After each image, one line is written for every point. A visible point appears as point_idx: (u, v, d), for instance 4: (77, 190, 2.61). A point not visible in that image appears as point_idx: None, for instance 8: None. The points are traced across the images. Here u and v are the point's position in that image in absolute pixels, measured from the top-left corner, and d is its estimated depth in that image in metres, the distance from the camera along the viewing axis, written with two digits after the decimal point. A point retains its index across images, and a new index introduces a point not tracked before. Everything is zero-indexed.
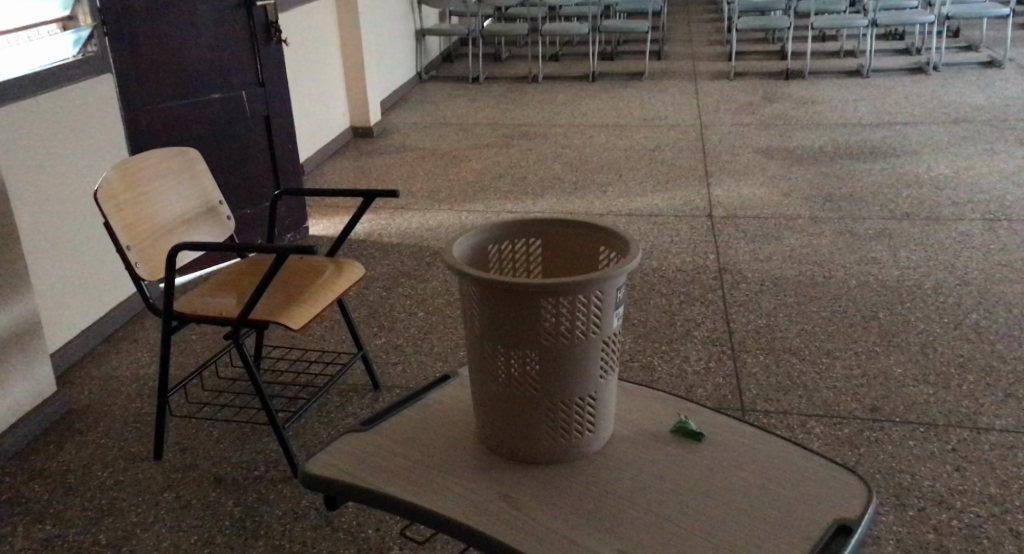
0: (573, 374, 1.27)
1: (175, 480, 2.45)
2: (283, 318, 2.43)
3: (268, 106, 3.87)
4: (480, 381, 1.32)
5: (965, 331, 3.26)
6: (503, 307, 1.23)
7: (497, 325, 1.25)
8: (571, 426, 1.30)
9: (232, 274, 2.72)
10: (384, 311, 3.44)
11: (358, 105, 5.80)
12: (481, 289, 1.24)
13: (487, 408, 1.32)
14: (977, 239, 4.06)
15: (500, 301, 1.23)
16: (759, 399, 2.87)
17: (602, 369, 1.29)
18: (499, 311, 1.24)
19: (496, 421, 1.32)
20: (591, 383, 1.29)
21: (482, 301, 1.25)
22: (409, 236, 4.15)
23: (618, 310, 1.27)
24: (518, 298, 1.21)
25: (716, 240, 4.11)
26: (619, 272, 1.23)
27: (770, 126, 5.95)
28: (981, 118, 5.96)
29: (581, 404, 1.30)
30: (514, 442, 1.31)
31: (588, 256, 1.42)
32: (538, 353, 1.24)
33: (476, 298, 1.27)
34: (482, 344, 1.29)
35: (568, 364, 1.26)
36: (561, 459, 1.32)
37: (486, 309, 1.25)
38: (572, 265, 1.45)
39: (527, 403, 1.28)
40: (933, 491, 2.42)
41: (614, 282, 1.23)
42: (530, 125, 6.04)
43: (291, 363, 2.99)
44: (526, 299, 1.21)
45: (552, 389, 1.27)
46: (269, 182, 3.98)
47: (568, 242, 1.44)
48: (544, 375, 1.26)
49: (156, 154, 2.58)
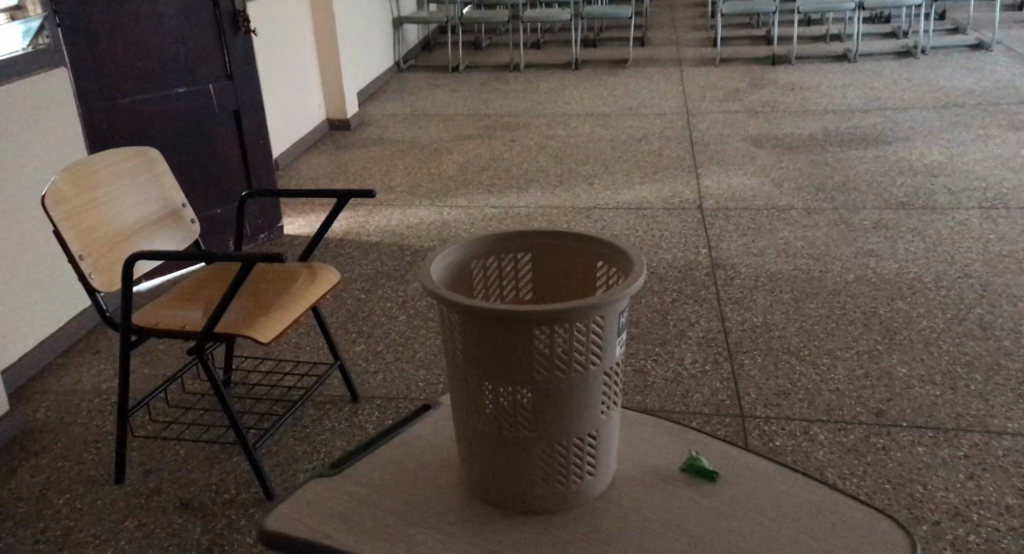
0: (571, 412, 1.13)
1: (137, 507, 2.29)
2: (254, 330, 2.26)
3: (238, 99, 3.67)
4: (460, 419, 1.19)
5: (969, 326, 3.14)
6: (485, 338, 1.08)
7: (480, 358, 1.10)
8: (567, 468, 1.17)
9: (195, 281, 2.55)
10: (364, 314, 3.27)
11: (334, 96, 5.60)
12: (463, 319, 1.09)
13: (473, 448, 1.19)
14: (977, 229, 3.92)
15: (482, 331, 1.08)
16: (758, 404, 2.73)
17: (606, 406, 1.16)
18: (484, 344, 1.09)
19: (481, 466, 1.19)
20: (594, 420, 1.15)
21: (462, 332, 1.10)
22: (389, 234, 3.97)
23: (621, 337, 1.13)
24: (503, 329, 1.06)
25: (708, 233, 3.96)
26: (622, 297, 1.07)
27: (759, 113, 5.80)
28: (972, 102, 5.84)
29: (578, 444, 1.16)
30: (504, 485, 1.18)
31: (586, 273, 1.29)
32: (529, 390, 1.10)
33: (457, 329, 1.11)
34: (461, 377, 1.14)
35: (563, 404, 1.11)
36: (557, 507, 1.20)
37: (464, 339, 1.10)
38: (566, 282, 1.31)
39: (515, 444, 1.15)
40: (948, 503, 2.28)
41: (618, 307, 1.08)
42: (513, 115, 5.86)
43: (263, 376, 2.81)
44: (512, 331, 1.06)
45: (546, 430, 1.13)
46: (241, 181, 3.79)
47: (563, 257, 1.30)
48: (537, 414, 1.12)
49: (110, 155, 2.40)
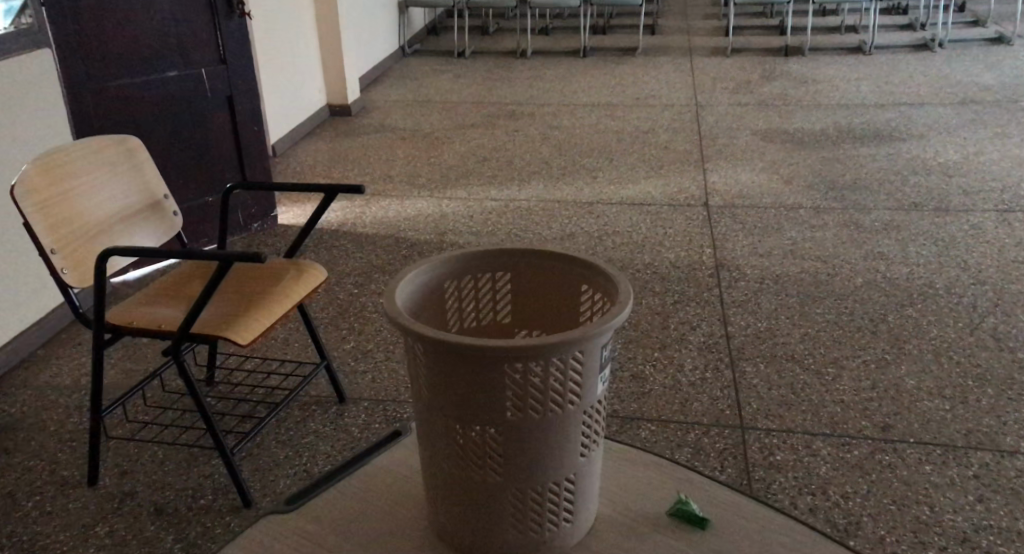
0: (544, 448, 1.16)
1: (109, 512, 2.21)
2: (233, 330, 2.15)
3: (231, 84, 3.56)
4: (430, 448, 1.22)
5: (982, 336, 3.03)
6: (458, 373, 1.11)
7: (453, 395, 1.12)
8: (539, 503, 1.22)
9: (176, 278, 2.45)
10: (356, 309, 3.17)
11: (335, 81, 5.48)
12: (434, 354, 1.11)
13: (444, 482, 1.22)
14: (992, 233, 3.81)
15: (456, 366, 1.10)
16: (760, 415, 2.63)
17: (582, 439, 1.20)
18: (455, 379, 1.11)
19: (452, 496, 1.23)
20: (570, 453, 1.19)
21: (433, 367, 1.12)
22: (385, 226, 3.87)
23: (600, 370, 1.16)
24: (477, 364, 1.09)
25: (713, 232, 3.84)
26: (599, 334, 1.10)
27: (769, 106, 5.67)
28: (990, 99, 5.70)
29: (551, 481, 1.20)
30: (476, 519, 1.23)
31: (565, 295, 1.34)
32: (504, 425, 1.13)
33: (427, 365, 1.13)
34: (432, 410, 1.17)
35: (538, 439, 1.15)
36: (530, 541, 1.24)
37: (434, 372, 1.13)
38: (543, 305, 1.37)
39: (488, 478, 1.18)
40: (956, 527, 2.18)
41: (597, 342, 1.11)
42: (518, 103, 5.74)
43: (247, 375, 2.71)
44: (487, 367, 1.09)
45: (518, 465, 1.17)
46: (234, 169, 3.68)
47: (541, 280, 1.36)
48: (509, 449, 1.15)
49: (87, 145, 2.30)
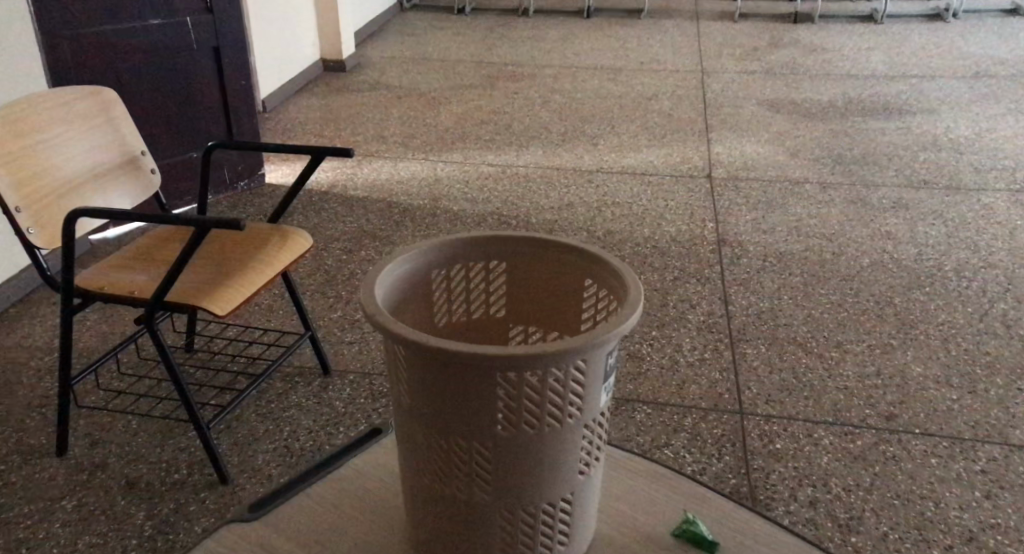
0: (537, 457, 1.21)
1: (77, 484, 2.10)
2: (210, 300, 2.03)
3: (218, 35, 3.40)
4: (415, 452, 1.27)
5: (991, 323, 2.93)
6: (450, 378, 1.15)
7: (446, 400, 1.17)
8: (531, 514, 1.27)
9: (153, 241, 2.32)
10: (343, 276, 3.05)
11: (331, 35, 5.32)
12: (425, 361, 1.15)
13: (432, 490, 1.28)
14: (1003, 214, 3.70)
15: (447, 370, 1.14)
16: (759, 400, 2.53)
17: (580, 447, 1.25)
18: (450, 387, 1.16)
19: (435, 502, 1.28)
20: (565, 462, 1.24)
21: (426, 376, 1.17)
22: (376, 189, 3.73)
23: (602, 382, 1.21)
24: (471, 370, 1.13)
25: (715, 205, 3.72)
26: (601, 346, 1.15)
27: (777, 75, 5.51)
28: (1003, 74, 5.55)
29: (544, 493, 1.25)
30: (463, 527, 1.28)
31: (564, 291, 1.39)
32: (495, 434, 1.18)
33: (418, 374, 1.18)
34: (418, 416, 1.21)
35: (532, 448, 1.20)
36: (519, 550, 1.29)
37: (427, 380, 1.17)
38: (537, 298, 1.41)
39: (478, 486, 1.23)
40: (962, 525, 2.09)
41: (599, 349, 1.15)
42: (518, 64, 5.57)
43: (227, 343, 2.59)
44: (480, 373, 1.13)
45: (509, 473, 1.22)
46: (220, 125, 3.53)
47: (536, 274, 1.40)
48: (500, 456, 1.20)
49: (54, 97, 2.15)
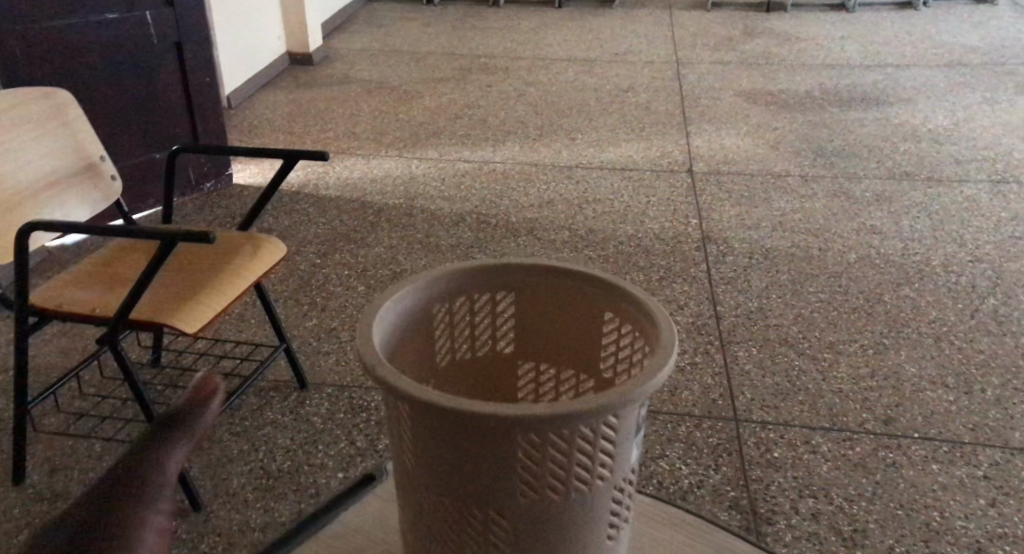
0: (561, 520, 1.12)
1: (36, 516, 1.96)
2: (178, 316, 1.89)
3: (180, 29, 3.24)
4: (422, 511, 1.19)
5: (983, 320, 2.88)
6: (463, 441, 1.06)
7: (459, 464, 1.08)
8: None
9: (114, 253, 2.18)
10: (317, 282, 2.91)
11: (297, 27, 5.15)
12: (436, 422, 1.06)
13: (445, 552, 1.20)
14: (986, 206, 3.66)
15: (463, 433, 1.05)
16: (754, 406, 2.45)
17: (608, 506, 1.16)
18: (463, 451, 1.07)
19: None
20: (592, 521, 1.15)
21: (436, 438, 1.08)
22: (349, 189, 3.60)
23: (631, 440, 1.12)
24: (488, 435, 1.04)
25: (698, 200, 3.63)
26: (629, 406, 1.05)
27: (752, 65, 5.44)
28: (976, 62, 5.54)
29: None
30: None
31: (574, 322, 1.29)
32: (515, 497, 1.09)
33: (427, 435, 1.09)
34: (427, 475, 1.13)
35: (555, 511, 1.11)
36: None
37: (437, 441, 1.08)
38: (546, 327, 1.31)
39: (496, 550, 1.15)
40: (968, 536, 2.03)
41: (632, 407, 1.05)
42: (490, 56, 5.44)
43: (197, 358, 2.45)
44: (498, 438, 1.03)
45: (528, 538, 1.13)
46: (184, 123, 3.38)
47: (545, 305, 1.30)
48: (519, 520, 1.12)
49: (6, 97, 1.99)
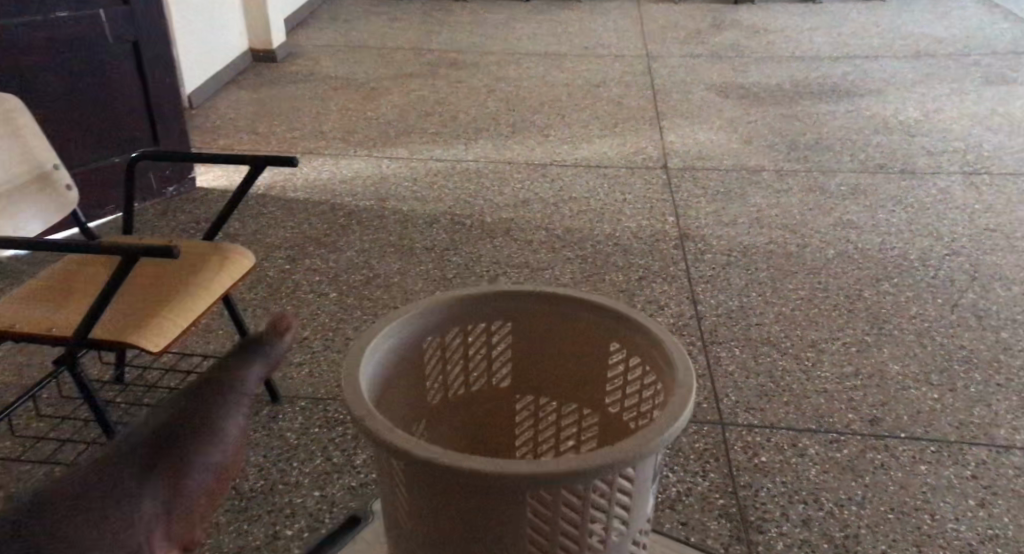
0: None
1: None
2: (140, 333, 1.80)
3: (136, 27, 3.12)
4: None
5: (963, 314, 2.86)
6: (477, 498, 1.06)
7: (470, 520, 1.09)
8: None
9: (69, 268, 2.06)
10: (287, 289, 2.82)
11: (259, 23, 5.02)
12: (446, 482, 1.06)
13: None
14: (960, 198, 3.65)
15: (475, 492, 1.06)
16: (739, 409, 2.41)
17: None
18: (474, 508, 1.07)
19: None
20: None
21: (447, 495, 1.08)
22: (317, 190, 3.50)
23: (644, 489, 1.14)
24: (501, 493, 1.05)
25: (674, 197, 3.59)
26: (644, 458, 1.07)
27: (722, 57, 5.41)
28: (944, 52, 5.55)
29: None
30: None
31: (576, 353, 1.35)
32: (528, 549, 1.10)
33: (436, 493, 1.09)
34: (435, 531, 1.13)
35: None
36: None
37: (447, 499, 1.08)
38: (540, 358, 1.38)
39: None
40: (960, 540, 2.00)
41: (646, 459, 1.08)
42: (459, 51, 5.35)
43: (163, 374, 2.35)
44: (512, 496, 1.04)
45: None
46: (143, 125, 3.26)
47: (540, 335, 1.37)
48: None
49: None
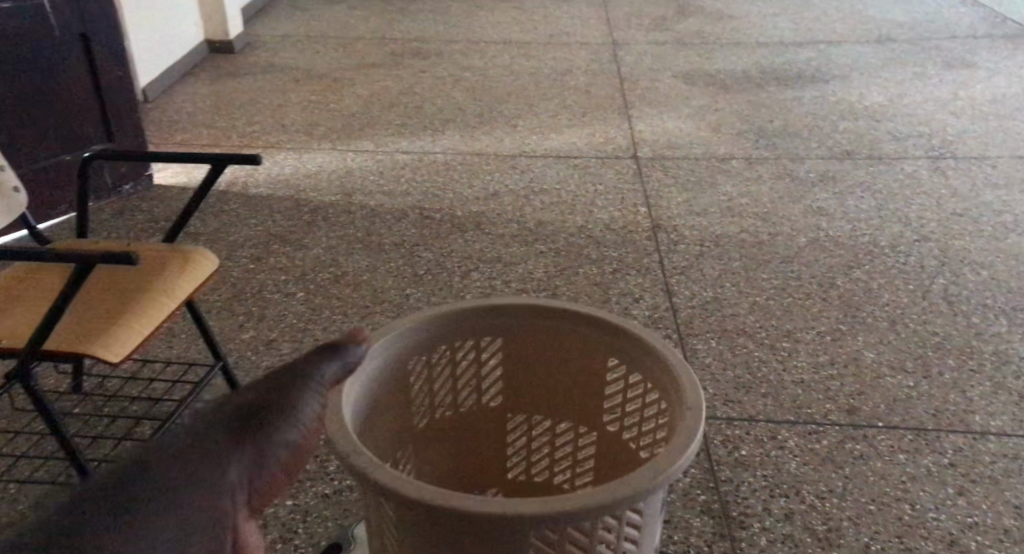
0: None
1: None
2: (100, 344, 1.72)
3: (84, 19, 3.02)
4: None
5: (934, 300, 2.87)
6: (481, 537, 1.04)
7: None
8: None
9: (20, 278, 1.97)
10: (253, 290, 2.74)
11: (215, 14, 4.89)
12: (447, 523, 1.04)
13: None
14: (928, 183, 3.67)
15: (478, 531, 1.04)
16: (717, 402, 2.38)
17: None
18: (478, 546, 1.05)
19: None
20: None
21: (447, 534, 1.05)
22: (281, 186, 3.41)
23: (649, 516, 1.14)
24: (505, 532, 1.03)
25: (645, 187, 3.55)
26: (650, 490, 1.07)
27: (687, 44, 5.38)
28: (905, 37, 5.58)
29: None
30: None
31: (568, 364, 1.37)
32: None
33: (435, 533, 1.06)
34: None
35: None
36: None
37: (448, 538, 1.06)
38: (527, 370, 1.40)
39: None
40: (941, 529, 1.99)
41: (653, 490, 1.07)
42: (422, 40, 5.27)
43: (124, 384, 2.27)
44: (516, 533, 1.03)
45: None
46: (96, 122, 3.15)
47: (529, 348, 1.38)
48: None
49: None
